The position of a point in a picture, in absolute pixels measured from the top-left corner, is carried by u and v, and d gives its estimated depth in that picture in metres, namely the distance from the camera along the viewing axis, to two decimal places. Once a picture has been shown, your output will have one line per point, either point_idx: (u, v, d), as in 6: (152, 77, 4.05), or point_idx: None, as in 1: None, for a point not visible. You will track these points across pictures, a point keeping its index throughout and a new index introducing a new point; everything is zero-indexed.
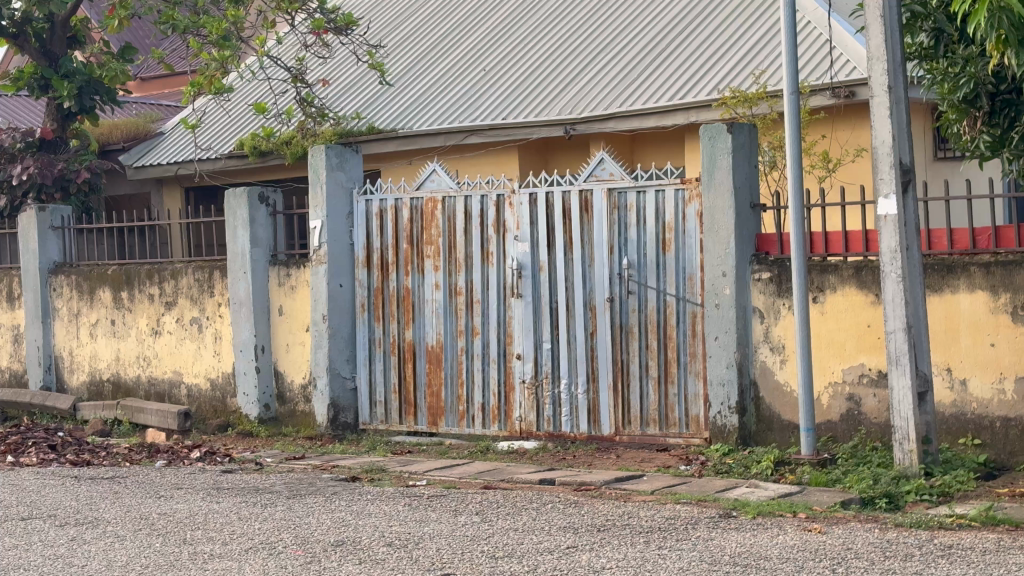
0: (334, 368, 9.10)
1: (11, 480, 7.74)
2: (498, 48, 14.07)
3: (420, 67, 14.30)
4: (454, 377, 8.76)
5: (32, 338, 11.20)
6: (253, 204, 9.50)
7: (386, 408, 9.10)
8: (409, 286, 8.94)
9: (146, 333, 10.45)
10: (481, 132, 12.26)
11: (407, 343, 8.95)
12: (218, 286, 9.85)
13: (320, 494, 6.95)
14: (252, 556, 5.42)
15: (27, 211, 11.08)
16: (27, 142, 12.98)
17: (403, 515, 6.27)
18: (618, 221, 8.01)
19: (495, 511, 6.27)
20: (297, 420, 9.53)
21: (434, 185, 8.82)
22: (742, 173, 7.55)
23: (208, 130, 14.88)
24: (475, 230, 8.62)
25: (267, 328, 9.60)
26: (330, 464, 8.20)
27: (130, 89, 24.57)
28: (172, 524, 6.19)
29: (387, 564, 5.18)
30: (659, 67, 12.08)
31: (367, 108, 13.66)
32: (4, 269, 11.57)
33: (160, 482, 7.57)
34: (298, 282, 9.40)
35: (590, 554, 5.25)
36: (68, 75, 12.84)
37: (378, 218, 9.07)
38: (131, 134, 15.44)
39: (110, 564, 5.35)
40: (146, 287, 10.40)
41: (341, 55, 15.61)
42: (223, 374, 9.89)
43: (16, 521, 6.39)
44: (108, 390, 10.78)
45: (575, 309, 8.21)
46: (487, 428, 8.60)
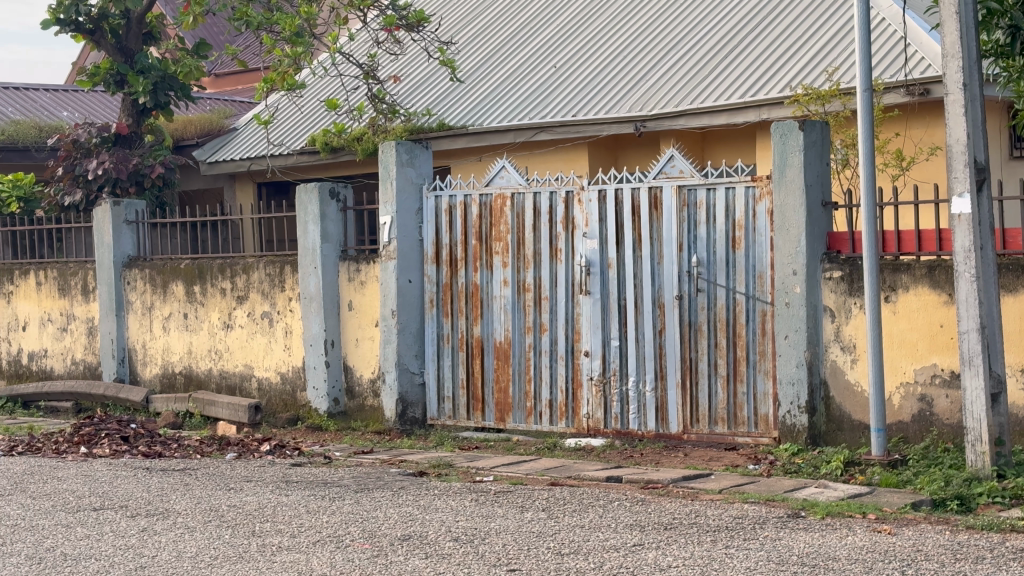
0: (402, 362, 9.14)
1: (83, 471, 7.85)
2: (568, 45, 14.06)
3: (491, 64, 14.31)
4: (522, 373, 8.76)
5: (106, 330, 11.35)
6: (324, 199, 9.55)
7: (453, 404, 9.13)
8: (478, 282, 8.95)
9: (218, 327, 10.56)
10: (552, 129, 12.25)
11: (475, 339, 8.97)
12: (289, 281, 9.92)
13: (388, 489, 6.98)
14: (320, 548, 5.46)
15: (102, 205, 11.20)
16: (102, 137, 13.14)
17: (471, 510, 6.28)
18: (687, 218, 7.97)
19: (561, 508, 6.27)
20: (366, 415, 9.58)
21: (503, 182, 8.82)
22: (814, 170, 7.49)
23: (281, 126, 14.99)
24: (543, 227, 8.61)
25: (336, 322, 9.65)
26: (398, 458, 8.23)
27: (206, 85, 24.87)
28: (241, 516, 6.25)
29: (454, 559, 5.19)
30: (731, 64, 12.01)
31: (438, 105, 13.70)
32: (79, 261, 11.70)
33: (230, 474, 7.63)
34: (368, 277, 9.45)
35: (656, 552, 5.23)
36: (143, 71, 12.99)
37: (448, 214, 9.09)
38: (205, 130, 15.62)
39: (180, 555, 5.40)
40: (218, 281, 10.50)
41: (412, 52, 15.67)
42: (294, 368, 9.97)
43: (88, 511, 6.47)
44: (180, 382, 10.90)
45: (644, 306, 8.18)
46: (555, 425, 8.60)
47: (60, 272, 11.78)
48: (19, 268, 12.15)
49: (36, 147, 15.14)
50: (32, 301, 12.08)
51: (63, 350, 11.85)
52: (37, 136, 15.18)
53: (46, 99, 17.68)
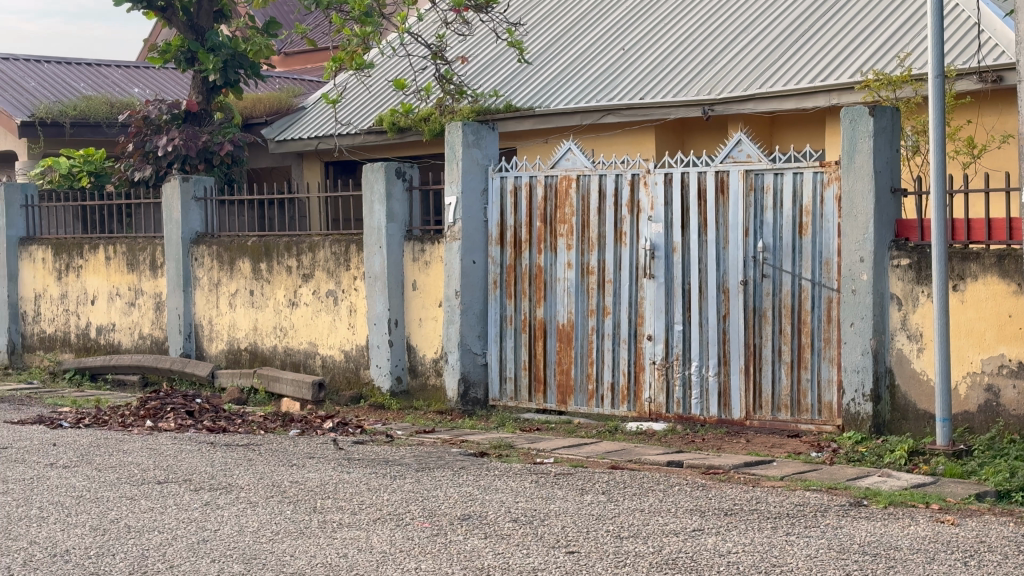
0: (465, 343, 9.21)
1: (149, 444, 7.94)
2: (637, 28, 14.00)
3: (559, 46, 14.27)
4: (584, 356, 8.75)
5: (173, 306, 11.46)
6: (390, 178, 9.59)
7: (516, 384, 9.16)
8: (542, 264, 8.95)
9: (284, 305, 10.64)
10: (618, 112, 12.14)
11: (538, 321, 8.98)
12: (354, 260, 9.98)
13: (449, 468, 7.01)
14: (379, 526, 5.49)
15: (172, 181, 11.29)
16: (172, 114, 13.19)
17: (531, 491, 6.29)
18: (754, 203, 7.90)
19: (621, 491, 6.26)
20: (428, 394, 9.64)
21: (569, 164, 8.79)
22: (884, 156, 7.41)
23: (349, 105, 15.05)
24: (608, 210, 8.58)
25: (400, 301, 9.72)
26: (459, 438, 8.26)
27: (275, 64, 25.08)
28: (304, 492, 6.30)
29: (513, 540, 5.21)
30: (801, 49, 11.89)
31: (505, 85, 13.67)
32: (148, 237, 11.79)
33: (293, 450, 7.70)
34: (433, 258, 9.48)
35: (716, 538, 5.21)
36: (214, 49, 13.01)
37: (513, 196, 9.10)
38: (274, 108, 15.73)
39: (242, 530, 5.46)
40: (284, 259, 10.57)
41: (481, 32, 15.66)
42: (358, 347, 10.04)
43: (153, 484, 6.56)
44: (246, 359, 11.01)
45: (708, 290, 8.13)
46: (616, 408, 8.60)
47: (129, 247, 11.88)
48: (89, 242, 12.26)
49: (107, 121, 15.31)
50: (101, 275, 12.19)
51: (131, 324, 11.98)
52: (109, 111, 15.41)
53: (118, 76, 17.87)
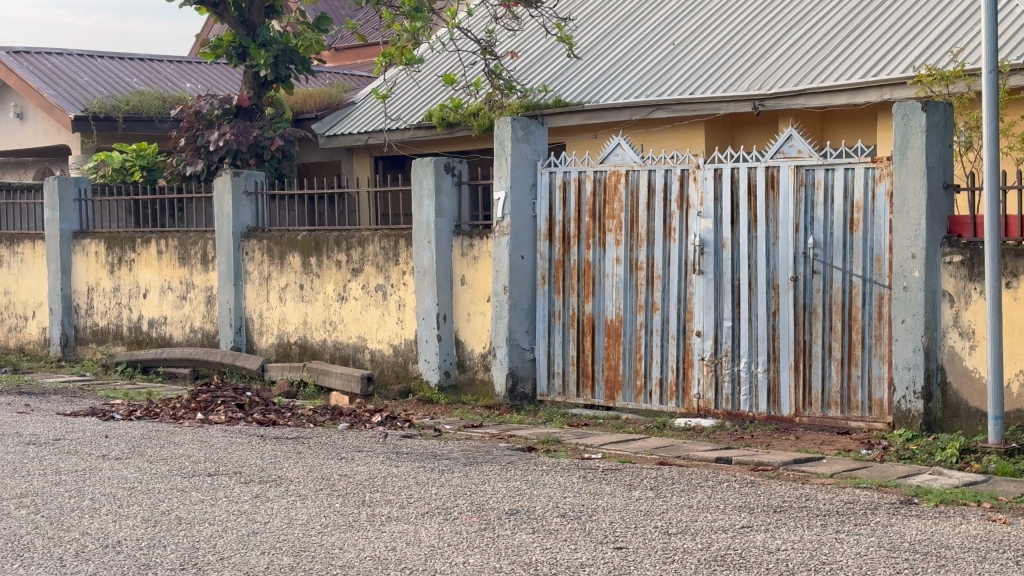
0: (513, 338, 9.23)
1: (200, 437, 8.00)
2: (687, 23, 13.95)
3: (608, 41, 14.25)
4: (632, 351, 8.74)
5: (224, 299, 11.54)
6: (439, 173, 9.60)
7: (564, 379, 9.16)
8: (590, 260, 8.94)
9: (333, 299, 10.69)
10: (668, 107, 12.10)
11: (587, 316, 8.97)
12: (403, 255, 10.02)
13: (497, 463, 7.03)
14: (428, 520, 5.51)
15: (223, 176, 11.34)
16: (224, 109, 13.28)
17: (578, 487, 6.29)
18: (805, 199, 7.85)
19: (670, 487, 6.25)
20: (476, 389, 9.66)
21: (618, 159, 8.78)
22: (937, 152, 7.36)
23: (399, 100, 15.10)
24: (658, 205, 8.56)
25: (449, 296, 9.74)
26: (507, 433, 8.27)
27: (324, 60, 25.20)
28: (353, 485, 6.33)
29: (561, 535, 5.21)
30: (853, 44, 11.80)
31: (555, 81, 13.66)
32: (199, 231, 11.87)
33: (342, 444, 7.74)
34: (481, 253, 9.50)
35: (765, 535, 5.19)
36: (265, 44, 13.09)
37: (562, 191, 9.10)
38: (324, 104, 15.81)
39: (292, 522, 5.49)
40: (334, 253, 10.62)
41: (530, 28, 15.67)
42: (406, 341, 10.08)
43: (203, 476, 6.61)
44: (295, 352, 11.08)
45: (758, 287, 8.10)
46: (665, 404, 8.58)
47: (181, 241, 11.97)
48: (141, 236, 12.35)
49: (159, 117, 15.42)
50: (153, 269, 12.29)
51: (182, 318, 12.07)
52: (162, 106, 15.51)
53: (171, 71, 17.99)
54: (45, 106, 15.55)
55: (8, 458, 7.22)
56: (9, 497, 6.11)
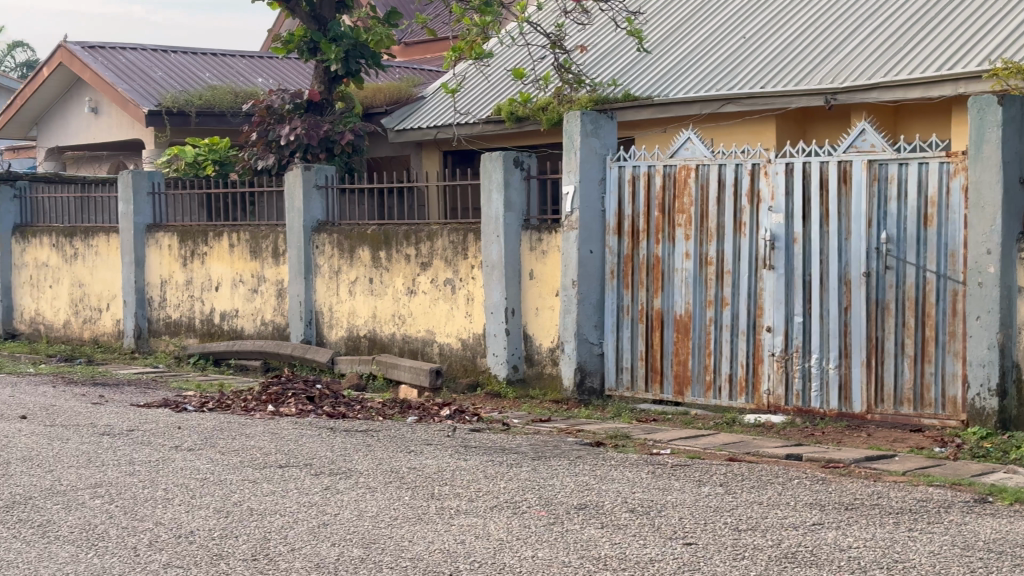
0: (582, 333, 9.24)
1: (271, 429, 8.06)
2: (759, 16, 13.85)
3: (679, 35, 14.18)
4: (702, 347, 8.70)
5: (294, 292, 11.62)
6: (508, 168, 9.61)
7: (632, 374, 9.14)
8: (659, 255, 8.91)
9: (402, 293, 10.73)
10: (739, 101, 12.02)
11: (656, 311, 8.95)
12: (472, 249, 10.04)
13: (566, 457, 7.02)
14: (497, 514, 5.52)
15: (294, 169, 11.40)
16: (295, 104, 13.38)
17: (648, 482, 6.28)
18: (878, 193, 7.77)
19: (739, 483, 6.22)
20: (544, 383, 9.67)
21: (688, 153, 8.73)
22: (1013, 147, 7.27)
23: (468, 95, 15.12)
24: (728, 200, 8.50)
25: (517, 290, 9.74)
26: (576, 428, 8.26)
27: (395, 54, 25.28)
28: (422, 478, 6.35)
29: (630, 530, 5.20)
30: (927, 37, 11.66)
31: (625, 74, 13.62)
32: (271, 225, 11.96)
33: (411, 437, 7.77)
34: (550, 247, 9.49)
35: (836, 532, 5.15)
36: (336, 39, 13.18)
37: (631, 185, 9.07)
38: (395, 99, 15.91)
39: (362, 514, 5.52)
40: (403, 247, 10.66)
41: (600, 22, 15.64)
42: (475, 335, 10.11)
43: (274, 468, 6.66)
44: (365, 346, 11.14)
45: (829, 282, 8.03)
46: (734, 400, 8.53)
47: (253, 235, 12.07)
48: (213, 229, 12.46)
49: (232, 111, 15.55)
50: (225, 263, 12.39)
51: (254, 311, 12.17)
52: (234, 101, 15.62)
53: (243, 65, 18.14)
54: (119, 100, 15.75)
55: (83, 448, 7.32)
56: (83, 487, 6.19)
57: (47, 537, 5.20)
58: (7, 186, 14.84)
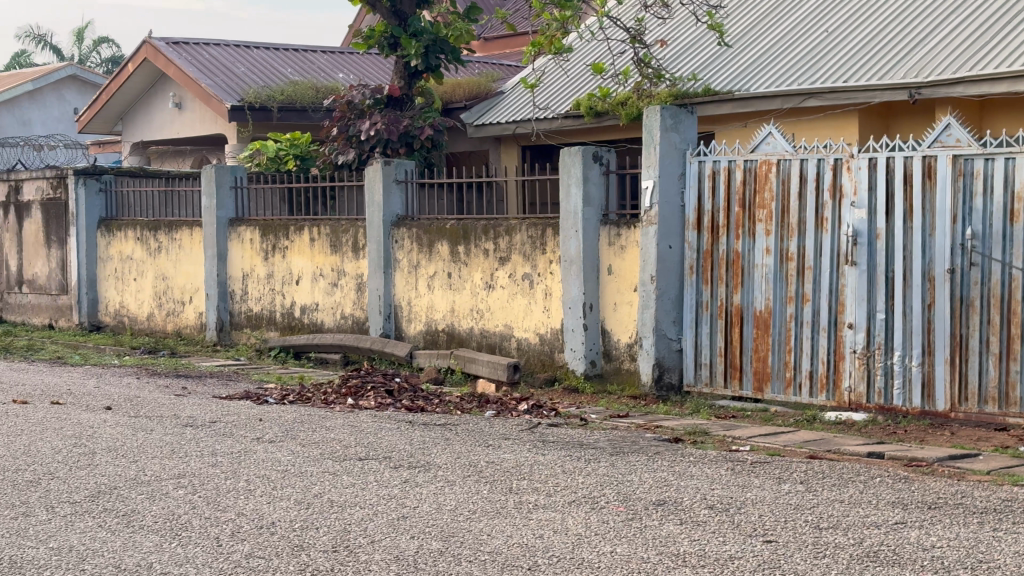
0: (660, 328, 9.22)
1: (350, 422, 8.12)
2: (841, 9, 13.72)
3: (760, 29, 14.08)
4: (782, 343, 8.63)
5: (374, 286, 11.69)
6: (587, 162, 9.59)
7: (711, 370, 9.09)
8: (739, 250, 8.85)
9: (481, 287, 10.76)
10: (821, 95, 11.90)
11: (735, 307, 8.89)
12: (551, 244, 10.04)
13: (644, 453, 7.00)
14: (575, 509, 5.52)
15: (374, 164, 11.45)
16: (375, 99, 13.46)
17: (727, 479, 6.24)
18: (963, 188, 7.66)
19: (820, 481, 6.17)
20: (622, 378, 9.66)
21: (769, 148, 8.66)
22: None
23: (547, 89, 15.13)
24: (810, 195, 8.42)
25: (596, 285, 9.73)
26: (654, 424, 8.23)
27: (475, 49, 25.34)
28: (500, 472, 6.37)
29: (710, 527, 5.17)
30: (1014, 30, 11.48)
31: (705, 69, 13.55)
32: (350, 219, 12.04)
33: (489, 431, 7.78)
34: (628, 242, 9.47)
35: (919, 531, 5.09)
36: (416, 34, 13.22)
37: (711, 180, 9.01)
38: (474, 93, 15.93)
39: (441, 508, 5.55)
40: (482, 242, 10.68)
41: (681, 16, 15.57)
42: (553, 330, 10.12)
43: (354, 461, 6.71)
44: (443, 340, 11.19)
45: (912, 278, 7.93)
46: (815, 397, 8.46)
47: (333, 229, 12.16)
48: (294, 224, 12.56)
49: (313, 107, 15.72)
50: (306, 257, 12.49)
51: (334, 304, 12.26)
52: (314, 96, 15.80)
53: (324, 61, 18.27)
54: (203, 95, 15.94)
55: (166, 439, 7.42)
56: (167, 477, 6.27)
57: (131, 527, 5.27)
58: (92, 180, 15.09)
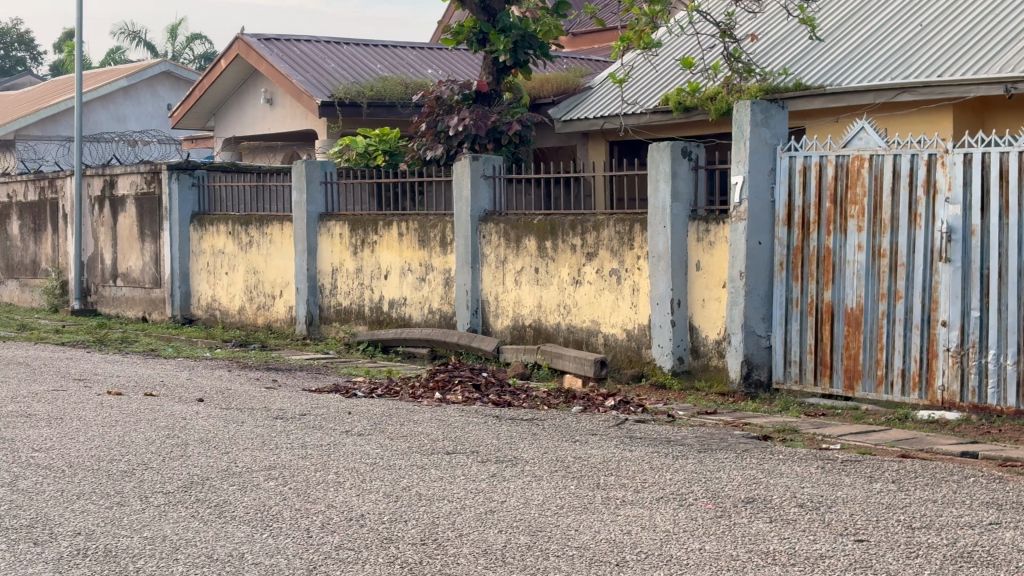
0: (749, 325, 9.15)
1: (438, 416, 8.15)
2: (936, 4, 13.52)
3: (853, 23, 13.92)
4: (873, 341, 8.53)
5: (461, 281, 11.73)
6: (675, 158, 9.55)
7: (801, 368, 9.01)
8: (830, 246, 8.76)
9: (568, 283, 10.75)
10: (915, 90, 11.73)
11: (826, 304, 8.80)
12: (638, 239, 10.01)
13: (732, 450, 6.95)
14: (663, 505, 5.49)
15: (462, 160, 11.47)
16: (463, 94, 13.49)
17: (817, 477, 6.18)
18: None
19: (912, 481, 6.09)
20: (710, 375, 9.61)
21: (862, 143, 8.56)
22: None
23: (636, 84, 15.07)
24: (903, 191, 8.31)
25: (684, 282, 9.68)
26: (742, 421, 8.18)
27: (562, 44, 25.31)
28: (587, 468, 6.36)
29: (800, 525, 5.12)
30: None
31: (795, 63, 13.42)
32: (439, 214, 12.08)
33: (576, 427, 7.78)
34: (717, 238, 9.41)
35: (1014, 532, 5.01)
36: (505, 30, 13.23)
37: (802, 175, 8.92)
38: (561, 88, 15.91)
39: (528, 502, 5.55)
40: (569, 237, 10.67)
41: (771, 10, 15.44)
42: (640, 326, 10.08)
43: (442, 455, 6.74)
44: (530, 335, 11.20)
45: (1008, 276, 7.80)
46: (907, 396, 8.34)
47: (421, 224, 12.21)
48: (383, 219, 12.64)
49: (402, 102, 15.74)
50: (394, 251, 12.57)
51: (421, 299, 12.32)
52: (404, 92, 15.80)
53: (413, 57, 18.36)
54: (293, 91, 16.08)
55: (257, 431, 7.50)
56: (258, 469, 6.34)
57: (223, 517, 5.33)
58: (186, 175, 15.31)
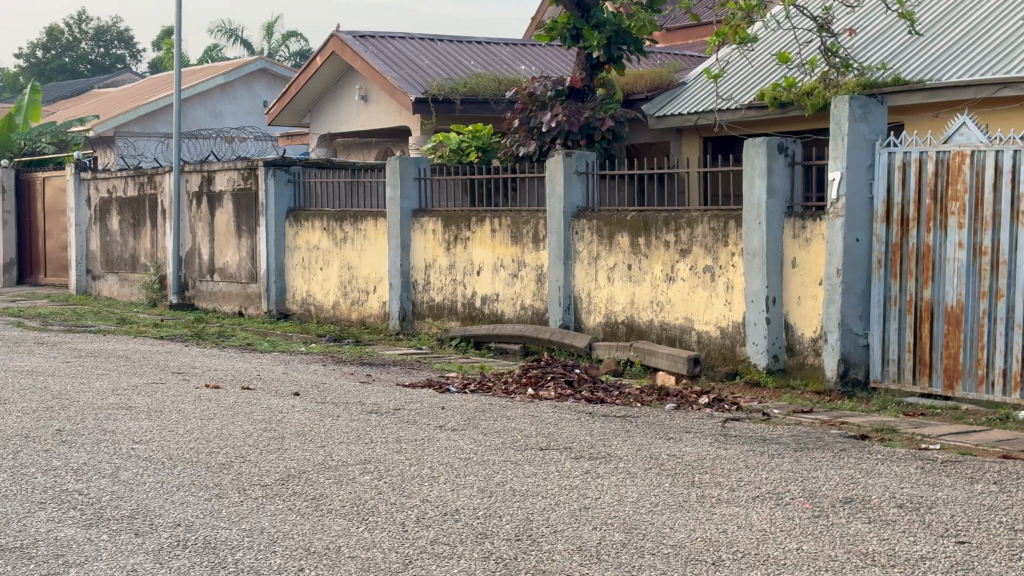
0: (846, 323, 9.03)
1: (532, 412, 8.14)
2: None
3: (953, 17, 13.68)
4: (974, 340, 8.38)
5: (554, 278, 11.71)
6: (771, 154, 9.45)
7: (899, 367, 8.88)
8: (930, 243, 8.61)
9: (661, 280, 10.69)
10: (1017, 85, 11.49)
11: (925, 302, 8.66)
12: (733, 236, 9.92)
13: (829, 449, 6.86)
14: (760, 504, 5.43)
15: (555, 156, 11.45)
16: (557, 90, 13.48)
17: (916, 478, 6.08)
18: None
19: (1015, 482, 5.96)
20: (805, 373, 9.50)
21: (963, 138, 8.41)
22: None
23: (730, 80, 14.95)
24: (1005, 187, 8.14)
25: (779, 279, 9.59)
26: (839, 420, 8.07)
27: (656, 39, 25.16)
28: (682, 465, 6.31)
29: (899, 526, 5.04)
30: None
31: (894, 58, 13.22)
32: (532, 210, 12.07)
33: (670, 424, 7.73)
34: (814, 235, 9.30)
35: None
36: (599, 25, 13.20)
37: (901, 171, 8.78)
38: (655, 84, 15.82)
39: (623, 499, 5.52)
40: (662, 234, 10.61)
41: (870, 5, 15.22)
42: (734, 324, 10.00)
43: (536, 451, 6.72)
44: (623, 332, 11.15)
45: None
46: (1009, 396, 8.19)
47: (514, 220, 12.21)
48: (475, 215, 12.66)
49: (495, 99, 15.67)
50: (486, 247, 12.58)
51: (514, 295, 12.33)
52: (495, 88, 15.68)
53: (506, 53, 18.37)
54: (386, 88, 16.17)
55: (352, 425, 7.54)
56: (353, 463, 6.38)
57: (319, 510, 5.36)
58: (281, 171, 15.46)
